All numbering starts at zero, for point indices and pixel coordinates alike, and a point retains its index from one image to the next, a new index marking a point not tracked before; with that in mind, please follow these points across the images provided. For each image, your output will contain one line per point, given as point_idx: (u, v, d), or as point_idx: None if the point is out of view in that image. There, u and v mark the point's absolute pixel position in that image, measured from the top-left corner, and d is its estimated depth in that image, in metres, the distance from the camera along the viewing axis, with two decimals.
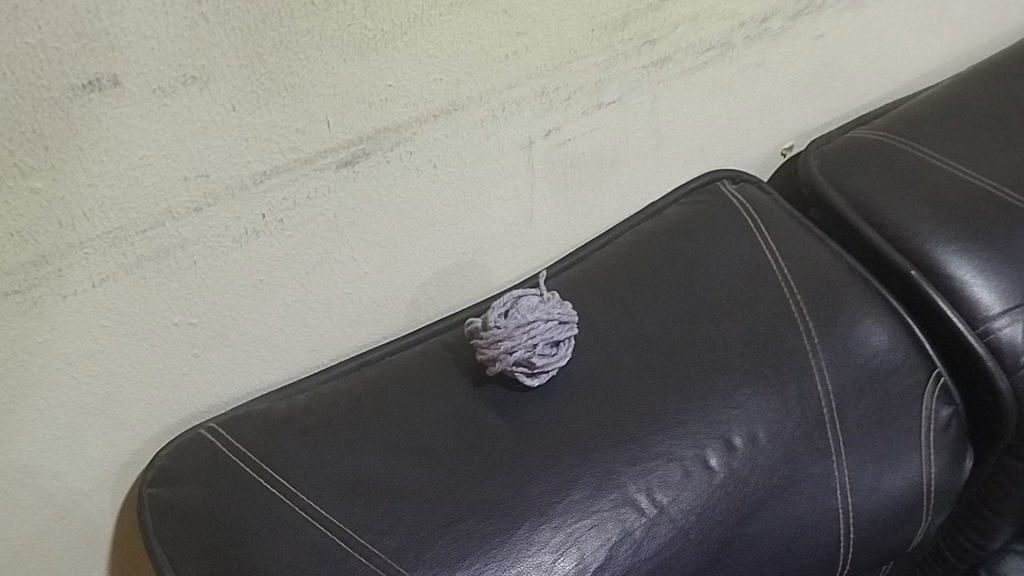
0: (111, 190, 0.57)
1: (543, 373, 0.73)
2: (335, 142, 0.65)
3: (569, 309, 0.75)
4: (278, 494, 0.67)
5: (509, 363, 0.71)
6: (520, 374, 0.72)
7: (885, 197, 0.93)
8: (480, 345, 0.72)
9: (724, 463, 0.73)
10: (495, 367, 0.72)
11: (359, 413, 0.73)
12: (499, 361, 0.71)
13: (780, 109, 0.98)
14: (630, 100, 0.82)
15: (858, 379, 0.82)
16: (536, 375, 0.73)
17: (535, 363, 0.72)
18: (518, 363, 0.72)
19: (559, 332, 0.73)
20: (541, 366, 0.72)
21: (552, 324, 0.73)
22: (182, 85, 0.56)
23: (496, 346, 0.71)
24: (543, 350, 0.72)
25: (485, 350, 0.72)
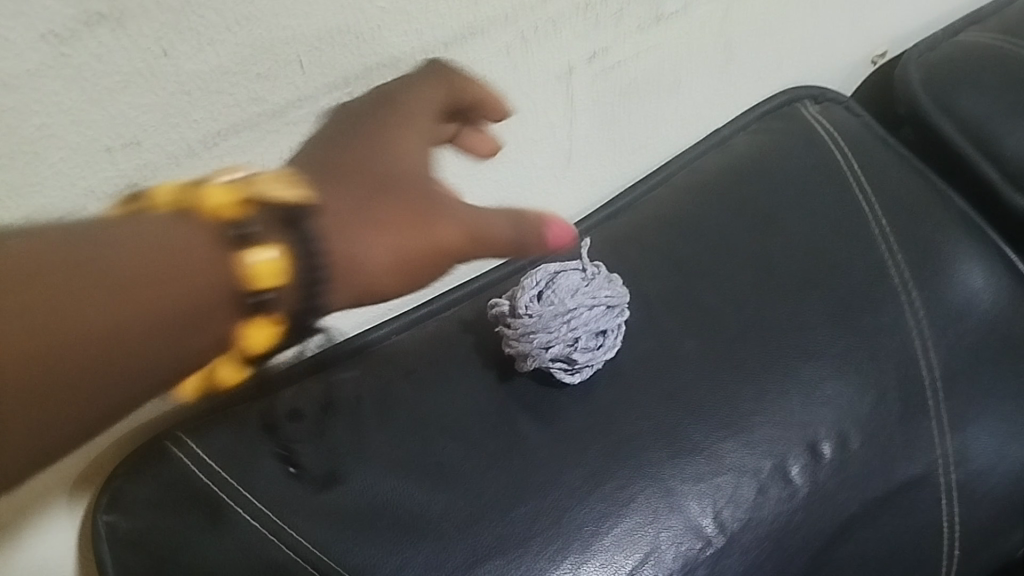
0: (5, 175, 0.41)
1: (586, 369, 0.59)
2: (314, 88, 0.49)
3: (619, 289, 0.60)
4: (264, 530, 0.54)
5: (543, 359, 0.57)
6: (558, 370, 0.58)
7: (1007, 123, 0.74)
8: (506, 335, 0.58)
9: (808, 476, 0.60)
10: (525, 362, 0.58)
11: (356, 417, 0.58)
12: (531, 357, 0.58)
13: (876, 7, 0.79)
14: (696, 9, 0.64)
15: (969, 359, 0.67)
16: (577, 372, 0.59)
17: (577, 359, 0.58)
18: (555, 359, 0.58)
19: (605, 319, 0.59)
20: (584, 362, 0.58)
21: (597, 310, 0.59)
22: (86, 26, 0.39)
23: (528, 339, 0.57)
24: (585, 343, 0.58)
25: (513, 341, 0.58)
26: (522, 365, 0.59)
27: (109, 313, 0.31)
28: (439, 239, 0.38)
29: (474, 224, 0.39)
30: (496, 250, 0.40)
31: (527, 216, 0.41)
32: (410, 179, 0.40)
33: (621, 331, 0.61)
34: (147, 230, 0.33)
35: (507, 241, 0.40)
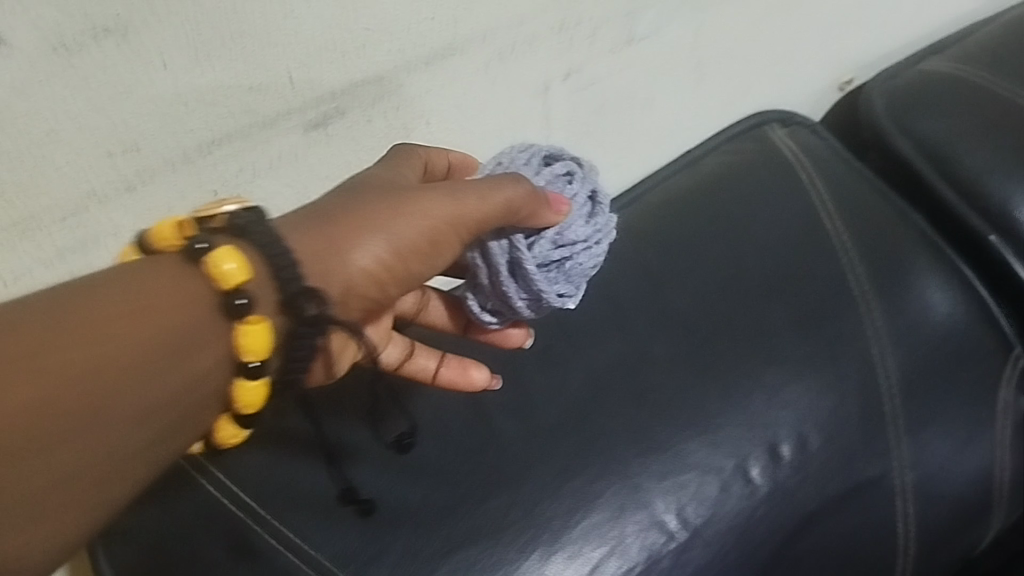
0: (13, 175, 0.45)
1: (605, 225, 0.48)
2: (302, 102, 0.52)
3: (520, 146, 0.51)
4: (261, 530, 0.56)
5: (554, 251, 0.46)
6: (588, 273, 0.48)
7: (962, 144, 0.79)
8: (507, 296, 0.47)
9: (768, 476, 0.63)
10: (539, 279, 0.45)
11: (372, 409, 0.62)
12: (537, 257, 0.46)
13: (846, 33, 0.82)
14: (663, 33, 0.68)
15: (927, 367, 0.70)
16: (605, 244, 0.48)
17: (581, 222, 0.47)
18: (561, 229, 0.46)
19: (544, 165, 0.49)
20: (576, 200, 0.48)
21: (522, 166, 0.49)
22: (92, 40, 0.43)
23: (517, 255, 0.46)
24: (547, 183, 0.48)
25: (507, 287, 0.46)
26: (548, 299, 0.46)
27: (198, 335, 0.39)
28: (442, 212, 0.45)
29: (480, 186, 0.45)
30: (512, 201, 0.44)
31: (509, 180, 0.46)
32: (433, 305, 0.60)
33: (579, 162, 0.50)
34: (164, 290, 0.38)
35: (510, 197, 0.44)
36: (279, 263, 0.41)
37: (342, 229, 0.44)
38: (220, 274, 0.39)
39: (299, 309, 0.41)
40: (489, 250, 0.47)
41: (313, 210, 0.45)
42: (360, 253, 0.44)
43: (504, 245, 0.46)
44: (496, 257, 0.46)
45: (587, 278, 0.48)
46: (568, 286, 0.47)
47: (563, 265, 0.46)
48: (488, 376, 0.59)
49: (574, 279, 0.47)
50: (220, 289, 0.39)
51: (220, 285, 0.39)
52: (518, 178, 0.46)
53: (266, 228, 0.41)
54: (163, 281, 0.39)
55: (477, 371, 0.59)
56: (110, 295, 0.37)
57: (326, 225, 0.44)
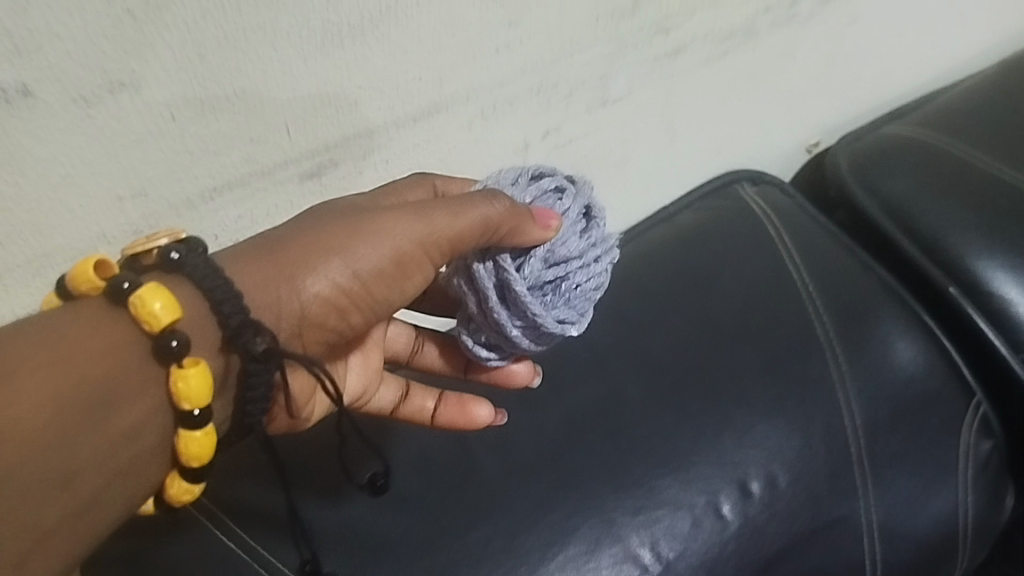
0: (31, 215, 0.49)
1: (601, 239, 0.49)
2: (298, 153, 0.57)
3: (510, 169, 0.53)
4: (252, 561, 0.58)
5: (545, 270, 0.47)
6: (588, 292, 0.49)
7: (921, 202, 0.83)
8: (502, 324, 0.48)
9: (738, 512, 0.66)
10: (530, 302, 0.46)
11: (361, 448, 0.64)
12: (528, 279, 0.47)
13: (811, 98, 0.88)
14: (638, 96, 0.73)
15: (892, 410, 0.73)
16: (603, 259, 0.49)
17: (575, 238, 0.48)
18: (552, 248, 0.47)
19: (535, 185, 0.51)
20: (569, 214, 0.49)
21: (512, 189, 0.51)
22: (108, 94, 0.47)
23: (506, 279, 0.47)
24: (541, 199, 0.50)
25: (501, 314, 0.48)
26: (544, 322, 0.47)
27: (145, 391, 0.42)
28: (414, 232, 0.48)
29: (452, 204, 0.48)
30: (485, 219, 0.46)
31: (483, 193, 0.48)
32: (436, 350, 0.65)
33: (575, 178, 0.52)
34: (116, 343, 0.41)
35: (484, 214, 0.46)
36: (216, 300, 0.43)
37: (307, 250, 0.47)
38: (150, 316, 0.41)
39: (243, 343, 0.43)
40: (480, 277, 0.48)
41: (287, 229, 0.48)
42: (325, 272, 0.47)
43: (492, 271, 0.48)
44: (486, 284, 0.48)
45: (588, 297, 0.49)
46: (566, 307, 0.48)
47: (558, 286, 0.48)
48: (492, 412, 0.63)
49: (572, 300, 0.48)
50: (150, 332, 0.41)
51: (150, 327, 0.41)
52: (498, 193, 0.48)
53: (200, 261, 0.43)
54: (113, 332, 0.41)
55: (475, 410, 0.62)
56: (69, 351, 0.39)
57: (291, 247, 0.47)
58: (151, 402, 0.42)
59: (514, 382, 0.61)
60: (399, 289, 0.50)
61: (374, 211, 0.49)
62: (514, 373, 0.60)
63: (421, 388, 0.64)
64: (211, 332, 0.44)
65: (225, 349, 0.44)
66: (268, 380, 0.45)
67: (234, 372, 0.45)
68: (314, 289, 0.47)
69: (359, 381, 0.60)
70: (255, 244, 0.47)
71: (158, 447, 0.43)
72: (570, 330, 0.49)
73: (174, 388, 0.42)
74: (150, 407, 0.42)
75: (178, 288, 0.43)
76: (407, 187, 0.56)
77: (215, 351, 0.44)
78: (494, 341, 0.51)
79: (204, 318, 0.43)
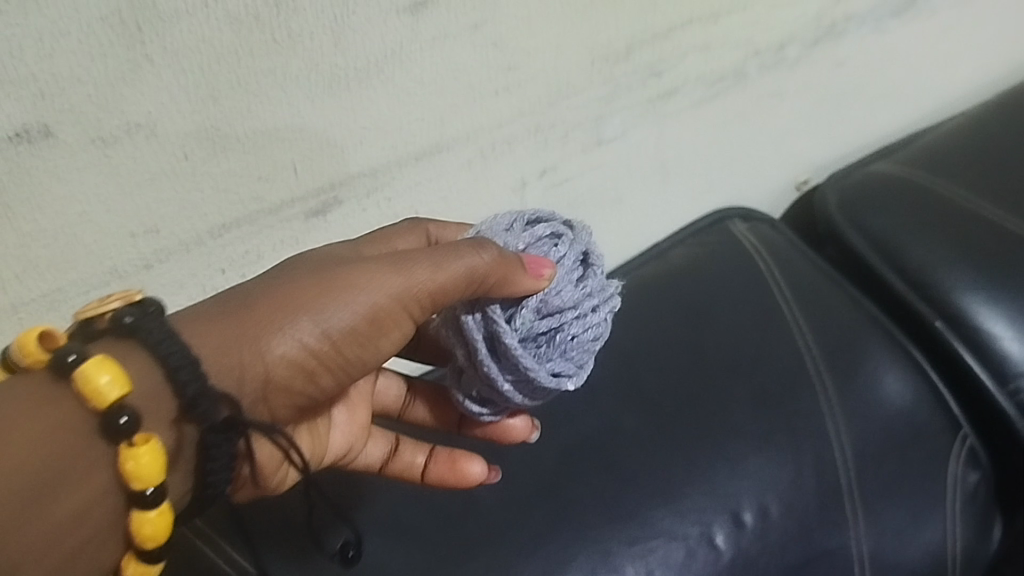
0: (47, 251, 0.50)
1: (597, 288, 0.49)
2: (304, 191, 0.58)
3: (503, 214, 0.53)
4: None
5: (537, 321, 0.47)
6: (585, 343, 0.48)
7: (906, 239, 0.86)
8: (492, 378, 0.47)
9: (731, 542, 0.67)
10: (522, 355, 0.46)
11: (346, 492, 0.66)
12: (519, 331, 0.47)
13: (800, 138, 0.90)
14: (632, 135, 0.75)
15: (881, 442, 0.75)
16: (600, 308, 0.49)
17: (569, 287, 0.48)
18: (544, 298, 0.47)
19: (529, 231, 0.51)
20: (563, 262, 0.49)
21: (506, 236, 0.51)
22: (125, 134, 0.49)
23: (496, 331, 0.47)
24: (535, 248, 0.50)
25: (491, 368, 0.47)
26: (537, 376, 0.47)
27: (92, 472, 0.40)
28: (393, 285, 0.47)
29: (434, 258, 0.47)
30: (472, 270, 0.46)
31: (466, 244, 0.47)
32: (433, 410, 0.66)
33: (572, 223, 0.52)
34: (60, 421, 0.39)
35: (470, 264, 0.46)
36: (172, 367, 0.41)
37: (275, 307, 0.45)
38: (95, 392, 0.39)
39: (200, 413, 0.41)
40: (469, 329, 0.48)
41: (256, 285, 0.47)
42: (294, 332, 0.45)
43: (480, 323, 0.48)
44: (476, 336, 0.47)
45: (585, 349, 0.48)
46: (561, 359, 0.48)
47: (552, 337, 0.47)
48: (486, 468, 0.62)
49: (568, 351, 0.48)
50: (99, 406, 0.39)
51: (95, 403, 0.39)
52: (483, 243, 0.47)
53: (155, 325, 0.41)
54: (59, 409, 0.39)
55: (468, 469, 0.62)
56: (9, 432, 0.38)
57: (257, 305, 0.45)
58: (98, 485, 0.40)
59: (509, 437, 0.61)
60: (373, 346, 0.49)
61: (344, 265, 0.48)
62: (513, 428, 0.60)
63: (411, 444, 0.64)
64: (167, 403, 0.42)
65: (182, 420, 0.42)
66: (232, 450, 0.43)
67: (190, 445, 0.43)
68: (282, 350, 0.45)
69: (345, 440, 0.60)
70: (215, 304, 0.45)
71: (110, 530, 0.41)
72: (566, 384, 0.48)
73: (125, 467, 0.40)
74: (94, 491, 0.40)
75: (130, 355, 0.41)
76: (369, 243, 0.55)
77: (169, 424, 0.42)
78: (484, 394, 0.51)
79: (159, 389, 0.41)
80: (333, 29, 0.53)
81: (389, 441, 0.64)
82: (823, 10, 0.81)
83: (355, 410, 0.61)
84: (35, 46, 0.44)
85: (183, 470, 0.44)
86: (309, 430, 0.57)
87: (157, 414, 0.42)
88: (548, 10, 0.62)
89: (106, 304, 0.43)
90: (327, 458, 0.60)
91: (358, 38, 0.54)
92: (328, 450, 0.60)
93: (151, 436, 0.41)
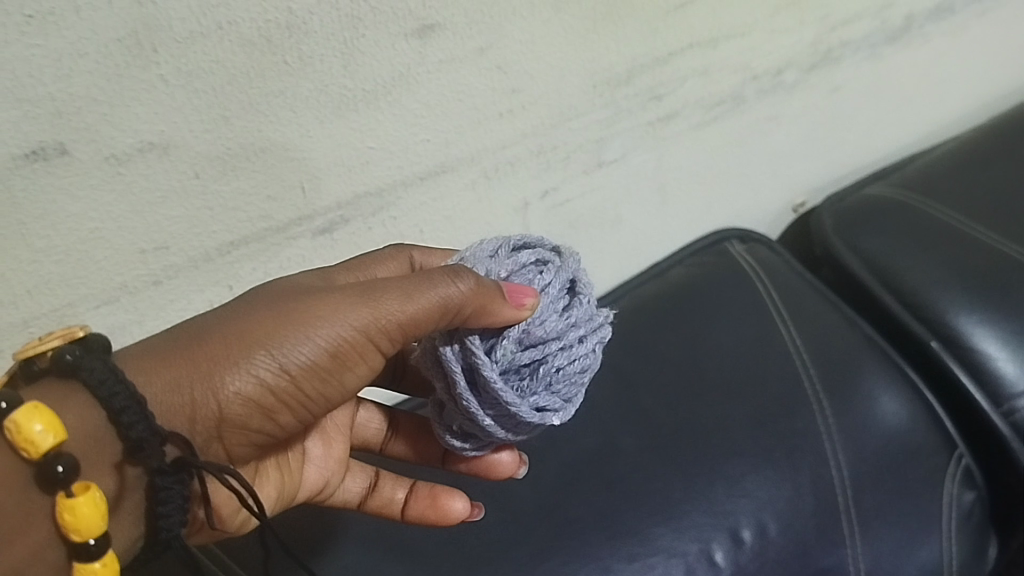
0: (59, 266, 0.51)
1: (584, 317, 0.47)
2: (312, 210, 0.59)
3: (488, 240, 0.52)
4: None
5: (520, 353, 0.45)
6: (571, 376, 0.46)
7: (901, 263, 0.87)
8: (473, 413, 0.46)
9: (730, 559, 0.68)
10: (503, 390, 0.44)
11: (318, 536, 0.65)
12: (500, 363, 0.45)
13: (796, 161, 0.92)
14: (632, 157, 0.76)
15: (877, 462, 0.75)
16: (587, 338, 0.46)
17: (554, 317, 0.46)
18: (526, 328, 0.45)
19: (512, 259, 0.49)
20: (548, 290, 0.47)
21: (490, 263, 0.49)
22: (138, 152, 0.50)
23: (475, 363, 0.45)
24: (518, 275, 0.48)
25: (470, 403, 0.46)
26: (519, 411, 0.45)
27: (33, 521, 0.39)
28: (359, 317, 0.46)
29: (407, 287, 0.46)
30: (445, 300, 0.45)
31: (440, 272, 0.46)
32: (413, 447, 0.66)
33: (560, 250, 0.50)
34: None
35: (443, 295, 0.45)
36: (116, 408, 0.40)
37: (229, 343, 0.45)
38: (29, 441, 0.38)
39: (144, 455, 0.41)
40: (447, 361, 0.46)
41: (215, 316, 0.46)
42: (250, 368, 0.45)
43: (458, 354, 0.46)
44: (454, 369, 0.46)
45: (571, 382, 0.46)
46: (545, 393, 0.46)
47: (536, 369, 0.45)
48: (468, 504, 0.62)
49: (552, 385, 0.46)
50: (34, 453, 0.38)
51: (29, 452, 0.38)
52: (460, 271, 0.46)
53: (97, 362, 0.40)
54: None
55: (452, 505, 0.61)
56: None
57: (212, 340, 0.45)
58: (37, 538, 0.40)
59: (492, 472, 0.60)
60: (335, 380, 0.48)
61: (308, 295, 0.47)
62: (501, 462, 0.60)
63: (391, 480, 0.64)
64: (108, 447, 0.41)
65: (125, 463, 0.42)
66: (182, 492, 0.43)
67: (129, 490, 0.42)
68: (236, 387, 0.45)
69: (320, 474, 0.61)
70: (167, 339, 0.45)
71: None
72: (551, 419, 0.46)
73: (63, 518, 0.39)
74: (35, 541, 0.39)
75: (71, 397, 0.41)
76: (346, 271, 0.54)
77: (111, 467, 0.41)
78: (465, 429, 0.49)
79: (99, 432, 0.41)
80: (342, 52, 0.54)
81: (369, 476, 0.64)
82: (820, 36, 0.82)
83: (331, 442, 0.62)
84: (55, 66, 0.45)
85: (131, 514, 0.43)
86: (278, 463, 0.58)
87: (99, 457, 0.41)
88: (552, 35, 0.64)
89: (46, 341, 0.42)
90: (302, 494, 0.60)
91: (367, 61, 0.55)
92: (302, 485, 0.60)
93: (89, 484, 0.40)
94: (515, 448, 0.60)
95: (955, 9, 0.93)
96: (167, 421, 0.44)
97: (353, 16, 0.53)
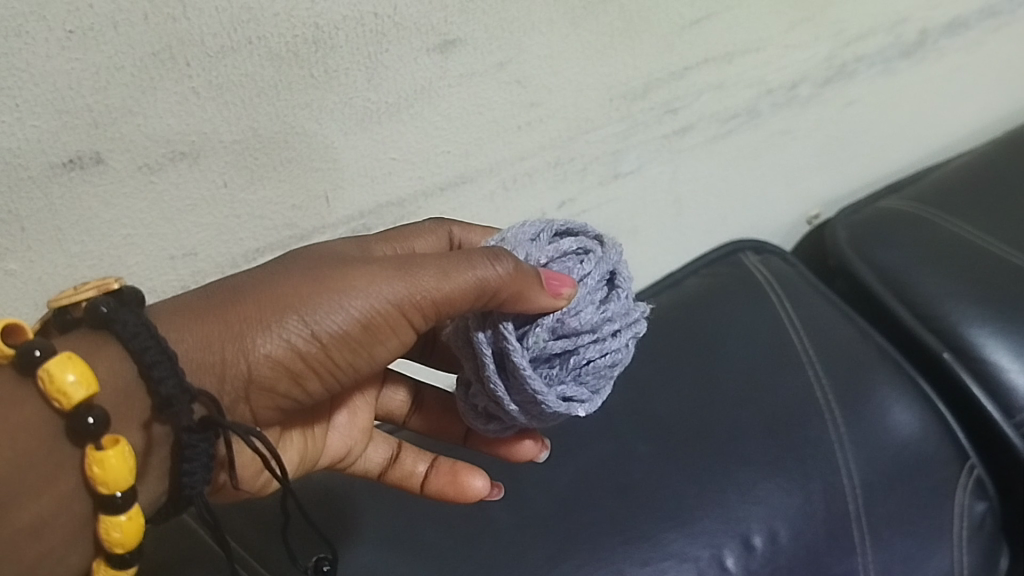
0: (93, 270, 0.53)
1: (620, 313, 0.48)
2: (335, 219, 0.61)
3: (531, 221, 0.52)
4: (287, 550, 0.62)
5: (552, 342, 0.47)
6: (600, 369, 0.47)
7: (916, 272, 0.88)
8: (499, 397, 0.48)
9: (741, 565, 0.69)
10: (533, 378, 0.46)
11: (336, 515, 0.66)
12: (531, 351, 0.47)
13: (812, 173, 0.93)
14: (649, 169, 0.78)
15: (888, 471, 0.76)
16: (621, 333, 0.48)
17: (590, 309, 0.47)
18: (563, 318, 0.46)
19: (554, 245, 0.50)
20: (587, 281, 0.48)
21: (531, 246, 0.50)
22: (170, 162, 0.52)
23: (505, 349, 0.47)
24: (561, 262, 0.50)
25: (498, 387, 0.47)
26: (545, 399, 0.46)
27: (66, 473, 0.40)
28: (393, 290, 0.47)
29: (445, 266, 0.47)
30: (482, 282, 0.46)
31: (479, 253, 0.47)
32: (434, 422, 0.67)
33: (604, 240, 0.51)
34: (37, 419, 0.40)
35: (481, 277, 0.46)
36: (146, 361, 0.41)
37: (262, 307, 0.46)
38: (61, 391, 0.39)
39: (174, 413, 0.42)
40: (479, 344, 0.48)
41: (251, 278, 0.48)
42: (281, 332, 0.46)
43: (491, 339, 0.48)
44: (484, 352, 0.48)
45: (599, 375, 0.48)
46: (573, 383, 0.47)
47: (567, 360, 0.47)
48: (487, 483, 0.63)
49: (581, 376, 0.47)
50: (66, 403, 0.40)
51: (61, 402, 0.40)
52: (500, 254, 0.47)
53: (129, 315, 0.42)
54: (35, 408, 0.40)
55: (475, 481, 0.63)
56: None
57: (246, 302, 0.46)
58: (66, 488, 0.41)
59: (512, 452, 0.61)
60: (364, 350, 0.49)
61: (343, 265, 0.49)
62: (522, 448, 0.60)
63: (412, 453, 0.65)
64: (138, 403, 0.42)
65: (152, 421, 0.43)
66: (208, 451, 0.43)
67: (156, 445, 0.44)
68: (267, 350, 0.46)
69: (343, 442, 0.62)
70: (201, 297, 0.47)
71: (78, 535, 0.42)
72: (577, 410, 0.48)
73: (92, 470, 0.40)
74: (66, 491, 0.41)
75: (104, 347, 0.42)
76: (383, 242, 0.56)
77: (139, 425, 0.43)
78: (490, 410, 0.50)
79: (130, 386, 0.42)
80: (367, 66, 0.56)
81: (392, 447, 0.66)
82: (834, 51, 0.83)
83: (357, 412, 0.63)
84: (93, 80, 0.47)
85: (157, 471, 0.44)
86: (306, 434, 0.60)
87: (129, 413, 0.42)
88: (568, 51, 0.65)
89: (81, 292, 0.43)
90: (324, 460, 0.61)
91: (389, 75, 0.57)
92: (326, 450, 0.61)
93: (119, 438, 0.41)
94: (536, 433, 0.61)
95: (970, 24, 0.94)
96: (197, 378, 0.45)
97: (377, 31, 0.55)
